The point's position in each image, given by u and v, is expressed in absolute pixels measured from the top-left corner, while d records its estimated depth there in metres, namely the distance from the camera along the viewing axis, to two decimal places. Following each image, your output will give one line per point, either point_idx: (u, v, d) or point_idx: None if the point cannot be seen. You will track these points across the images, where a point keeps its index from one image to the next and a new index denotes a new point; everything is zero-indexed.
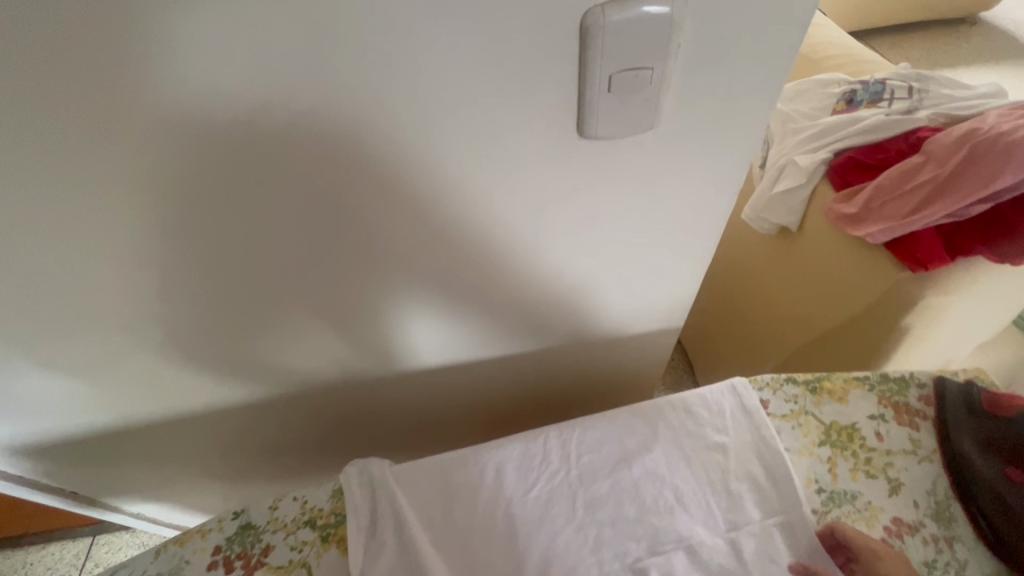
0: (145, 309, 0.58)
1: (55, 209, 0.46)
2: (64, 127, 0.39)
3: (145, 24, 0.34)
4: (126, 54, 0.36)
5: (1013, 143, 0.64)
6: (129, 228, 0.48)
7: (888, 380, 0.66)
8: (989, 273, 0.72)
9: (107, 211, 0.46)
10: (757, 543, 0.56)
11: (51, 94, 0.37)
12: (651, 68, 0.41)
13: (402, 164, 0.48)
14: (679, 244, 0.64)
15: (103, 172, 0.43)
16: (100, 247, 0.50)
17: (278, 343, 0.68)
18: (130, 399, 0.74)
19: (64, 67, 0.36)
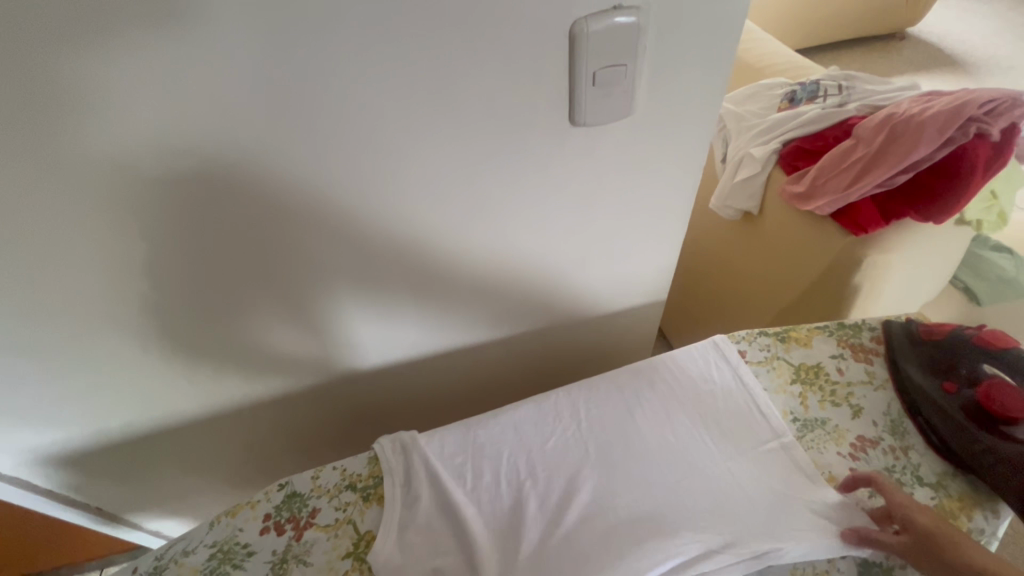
0: (197, 298, 0.66)
1: (134, 203, 0.54)
2: (153, 127, 0.48)
3: (233, 39, 0.44)
4: (214, 63, 0.45)
5: (922, 123, 0.78)
6: (195, 218, 0.57)
7: (844, 327, 0.77)
8: (919, 231, 0.85)
9: (178, 203, 0.55)
10: (746, 467, 0.65)
11: (149, 97, 0.46)
12: (624, 64, 0.53)
13: (427, 154, 0.57)
14: (657, 222, 0.75)
15: (178, 166, 0.52)
16: (166, 237, 0.58)
17: (311, 333, 0.75)
18: (166, 396, 0.80)
19: (164, 74, 0.45)
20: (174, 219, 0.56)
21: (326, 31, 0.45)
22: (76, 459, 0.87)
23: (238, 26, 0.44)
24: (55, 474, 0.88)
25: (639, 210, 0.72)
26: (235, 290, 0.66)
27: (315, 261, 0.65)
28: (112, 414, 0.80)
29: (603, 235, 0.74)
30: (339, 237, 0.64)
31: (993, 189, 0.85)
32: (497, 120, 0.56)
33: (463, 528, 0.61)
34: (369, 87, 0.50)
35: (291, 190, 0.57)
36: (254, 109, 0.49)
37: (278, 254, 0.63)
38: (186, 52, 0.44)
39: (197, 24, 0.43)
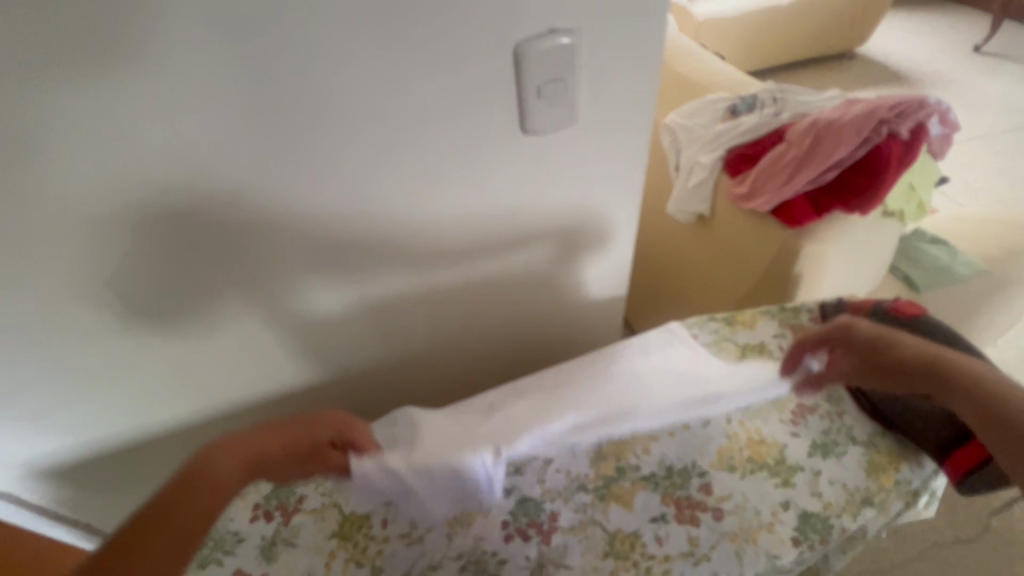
0: (186, 307, 0.70)
1: (128, 217, 0.59)
2: (150, 145, 0.54)
3: (223, 65, 0.51)
4: (206, 88, 0.52)
5: (840, 127, 0.88)
6: (185, 231, 0.62)
7: (785, 310, 0.84)
8: (850, 223, 0.94)
9: (170, 218, 0.60)
10: (697, 435, 0.71)
11: (147, 119, 0.52)
12: (563, 78, 0.61)
13: (395, 163, 0.64)
14: (609, 220, 0.83)
15: (172, 181, 0.57)
16: (162, 249, 0.63)
17: (295, 335, 0.80)
18: (156, 403, 0.83)
19: (162, 97, 0.51)
20: (169, 231, 0.62)
21: (304, 57, 0.53)
22: (66, 472, 0.89)
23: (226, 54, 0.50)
24: (44, 486, 0.90)
25: (591, 210, 0.80)
26: (224, 297, 0.71)
27: (299, 266, 0.71)
28: (103, 424, 0.83)
29: (559, 236, 0.82)
30: (319, 242, 0.69)
31: (909, 183, 0.96)
32: (457, 132, 0.64)
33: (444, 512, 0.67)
34: (343, 104, 0.57)
35: (275, 200, 0.63)
36: (241, 126, 0.56)
37: (260, 263, 0.69)
38: (181, 78, 0.51)
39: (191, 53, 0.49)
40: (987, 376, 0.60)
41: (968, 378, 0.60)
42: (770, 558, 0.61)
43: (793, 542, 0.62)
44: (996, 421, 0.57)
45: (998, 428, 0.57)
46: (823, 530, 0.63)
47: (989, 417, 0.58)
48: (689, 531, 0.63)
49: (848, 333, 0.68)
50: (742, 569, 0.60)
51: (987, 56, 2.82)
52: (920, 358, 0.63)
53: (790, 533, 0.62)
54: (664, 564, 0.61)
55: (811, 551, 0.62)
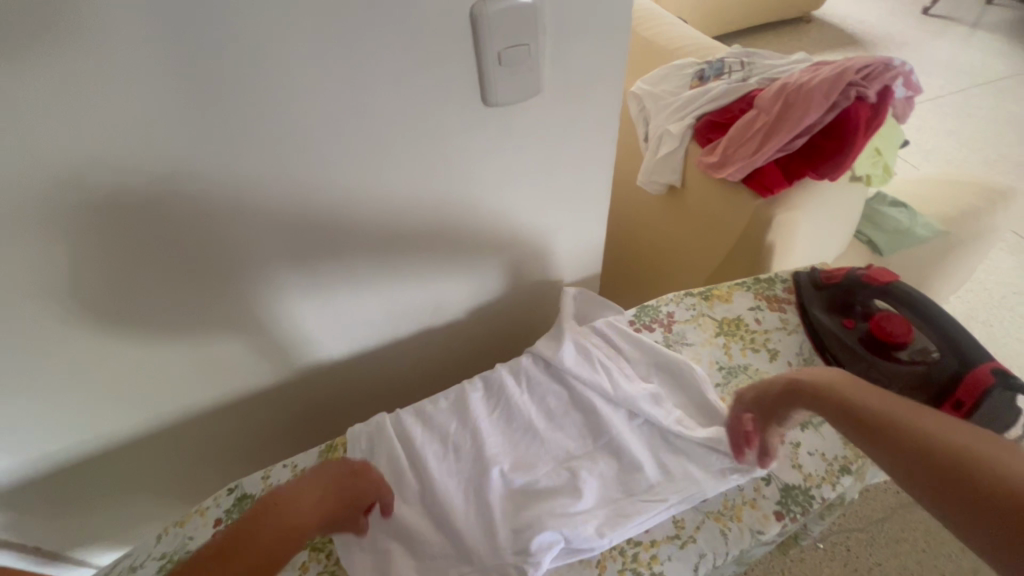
0: (123, 322, 0.61)
1: (29, 228, 0.50)
2: (64, 134, 0.46)
3: (148, 46, 0.44)
4: (130, 69, 0.44)
5: (810, 91, 0.86)
6: (96, 238, 0.53)
7: (759, 281, 0.83)
8: (819, 189, 0.93)
9: (79, 225, 0.51)
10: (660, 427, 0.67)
11: (60, 108, 0.44)
12: (527, 44, 0.56)
13: (350, 149, 0.57)
14: (584, 197, 0.78)
15: (94, 175, 0.49)
16: (79, 264, 0.54)
17: (234, 344, 0.70)
18: (97, 442, 0.72)
19: (76, 84, 0.44)
20: (85, 242, 0.53)
21: (238, 31, 0.45)
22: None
23: (147, 30, 0.43)
24: None
25: (569, 187, 0.75)
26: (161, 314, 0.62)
27: (245, 267, 0.62)
28: (34, 474, 0.70)
29: (536, 196, 0.73)
30: (275, 245, 0.62)
31: (877, 146, 0.95)
32: (419, 113, 0.58)
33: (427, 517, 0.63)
34: (284, 85, 0.50)
35: (225, 193, 0.55)
36: (171, 115, 0.48)
37: (214, 253, 0.60)
38: (98, 65, 0.43)
39: (109, 29, 0.42)
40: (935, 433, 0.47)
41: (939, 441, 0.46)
42: (755, 534, 0.61)
43: (775, 516, 0.62)
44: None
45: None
46: (805, 501, 0.63)
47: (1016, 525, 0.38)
48: (674, 513, 0.63)
49: (820, 393, 0.58)
50: (728, 548, 0.60)
51: (936, 19, 2.87)
52: (878, 419, 0.51)
53: (773, 508, 0.62)
54: (651, 549, 0.60)
55: (793, 523, 0.62)
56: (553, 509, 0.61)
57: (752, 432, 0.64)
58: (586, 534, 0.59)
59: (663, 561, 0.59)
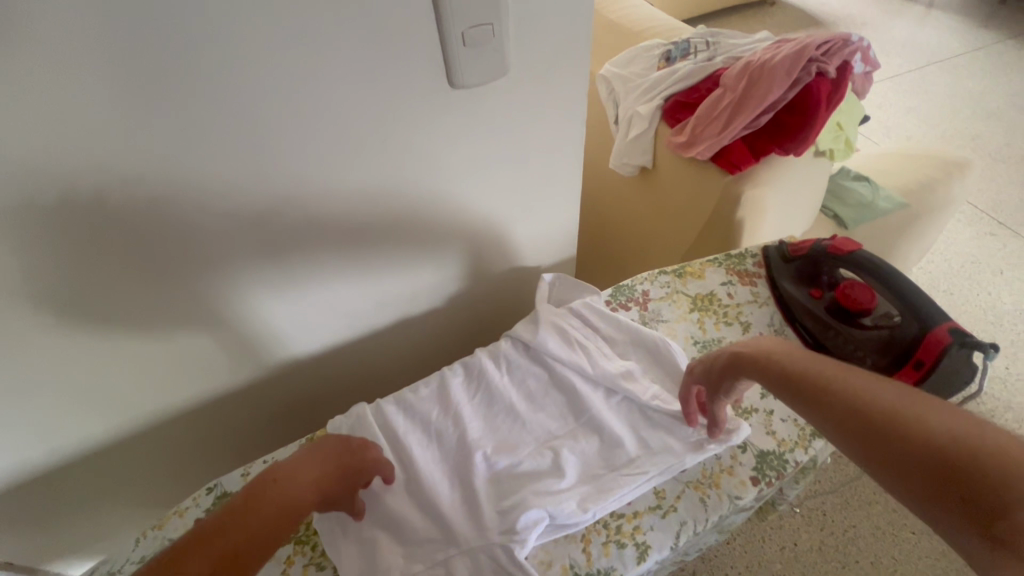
0: (85, 324, 0.58)
1: None
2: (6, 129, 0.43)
3: (94, 36, 0.42)
4: (75, 61, 0.42)
5: (773, 68, 0.88)
6: (51, 238, 0.51)
7: (730, 257, 0.85)
8: (785, 165, 0.95)
9: (33, 225, 0.49)
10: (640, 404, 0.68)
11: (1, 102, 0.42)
12: (491, 23, 0.55)
13: (315, 136, 0.56)
14: (555, 180, 0.77)
15: (44, 171, 0.46)
16: (35, 266, 0.52)
17: (206, 343, 0.68)
18: (66, 451, 0.69)
19: (17, 75, 0.41)
20: (39, 244, 0.50)
21: (190, 16, 0.44)
22: None
23: (91, 16, 0.41)
24: None
25: (539, 171, 0.75)
26: (126, 314, 0.60)
27: (213, 263, 0.61)
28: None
29: (508, 180, 0.73)
30: (243, 238, 0.60)
31: (838, 121, 0.98)
32: (384, 97, 0.57)
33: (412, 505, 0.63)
34: (241, 71, 0.48)
35: (186, 186, 0.53)
36: (123, 108, 0.46)
37: (177, 249, 0.58)
38: (38, 54, 0.41)
39: (53, 18, 0.40)
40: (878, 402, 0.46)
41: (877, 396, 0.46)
42: (732, 500, 0.62)
43: (752, 481, 0.64)
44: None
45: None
46: (779, 465, 0.65)
47: (940, 477, 0.39)
48: (655, 484, 0.64)
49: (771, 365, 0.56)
50: (707, 514, 0.62)
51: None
52: (817, 382, 0.51)
53: (749, 473, 0.64)
54: (633, 520, 0.62)
55: (768, 487, 0.64)
56: (536, 489, 0.62)
57: (706, 404, 0.65)
58: (570, 510, 0.60)
59: (646, 531, 0.61)
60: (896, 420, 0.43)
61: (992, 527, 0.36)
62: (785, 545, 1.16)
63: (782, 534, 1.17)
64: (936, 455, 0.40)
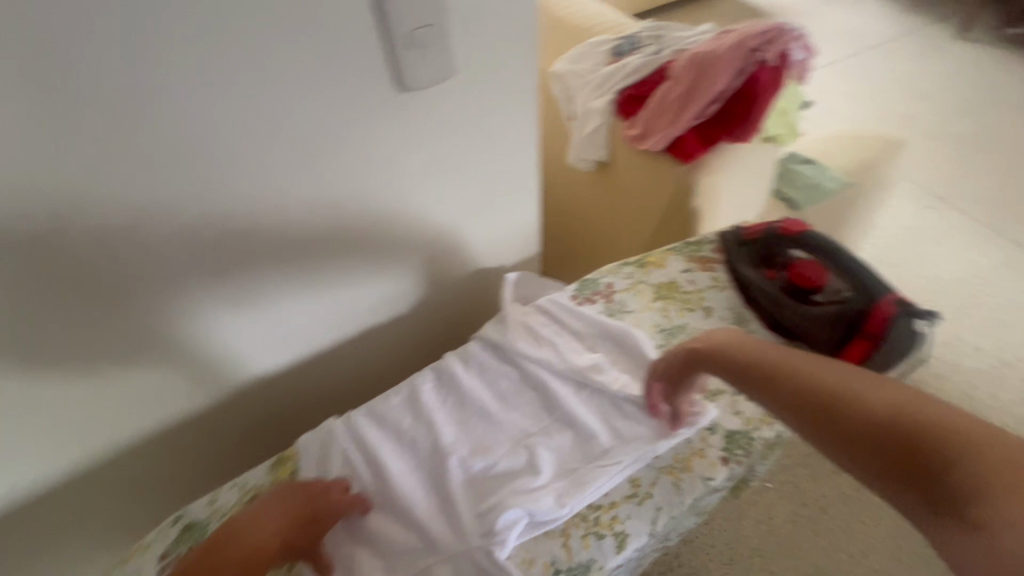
0: (24, 357, 0.55)
1: None
2: None
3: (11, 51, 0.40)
4: None
5: (717, 59, 0.90)
6: None
7: (689, 244, 0.87)
8: (735, 152, 0.98)
9: None
10: (610, 395, 0.69)
11: None
12: (434, 24, 0.55)
13: (261, 146, 0.55)
14: (514, 177, 0.77)
15: None
16: None
17: (160, 369, 0.65)
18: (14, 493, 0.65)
19: None
20: None
21: None
22: None
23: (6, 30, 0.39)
24: None
25: (497, 170, 0.75)
26: (70, 345, 0.57)
27: (162, 285, 0.58)
28: None
29: (465, 183, 0.73)
30: (193, 257, 0.58)
31: (780, 108, 1.02)
32: (331, 103, 0.56)
33: (389, 517, 0.62)
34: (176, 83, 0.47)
35: (127, 204, 0.51)
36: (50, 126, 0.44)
37: (120, 273, 0.55)
38: None
39: None
40: (828, 383, 0.49)
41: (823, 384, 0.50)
42: (704, 482, 0.64)
43: (722, 461, 0.65)
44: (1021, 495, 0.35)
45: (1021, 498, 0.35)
46: (747, 443, 0.67)
47: (888, 451, 0.42)
48: (629, 473, 0.65)
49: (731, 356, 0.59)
50: (681, 498, 0.63)
51: None
52: (770, 370, 0.54)
53: (719, 454, 0.66)
54: (611, 511, 0.62)
55: (738, 466, 0.65)
56: (514, 489, 0.62)
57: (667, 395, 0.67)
58: (548, 506, 0.60)
59: (624, 520, 0.62)
60: (842, 400, 0.47)
61: (939, 499, 0.38)
62: (760, 520, 1.20)
63: (757, 510, 1.21)
64: (882, 430, 0.43)
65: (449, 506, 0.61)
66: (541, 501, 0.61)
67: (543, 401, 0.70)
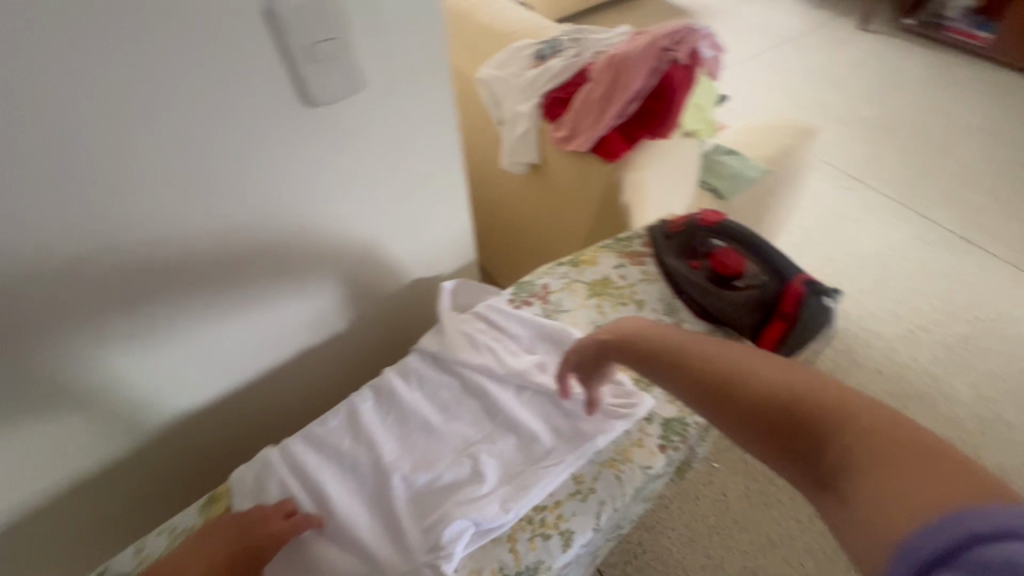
0: None
1: None
2: None
3: None
4: None
5: (632, 59, 0.93)
6: None
7: (619, 240, 0.89)
8: (658, 148, 1.01)
9: None
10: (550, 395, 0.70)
11: None
12: (335, 38, 0.54)
13: (160, 169, 0.53)
14: (440, 186, 0.77)
15: None
16: None
17: (70, 411, 0.61)
18: None
19: None
20: None
21: None
22: None
23: None
24: None
25: (420, 180, 0.74)
26: None
27: (62, 322, 0.55)
28: None
29: (388, 193, 0.72)
30: (95, 289, 0.55)
31: (697, 103, 1.06)
32: (232, 123, 0.54)
33: (331, 543, 0.60)
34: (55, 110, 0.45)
35: (12, 242, 0.48)
36: None
37: (10, 320, 0.52)
38: None
39: None
40: (726, 368, 0.50)
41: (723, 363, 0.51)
42: (644, 471, 0.66)
43: (660, 449, 0.67)
44: (877, 459, 0.37)
45: (876, 463, 0.36)
46: (682, 429, 0.69)
47: (778, 431, 0.43)
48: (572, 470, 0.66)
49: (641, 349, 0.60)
50: (623, 489, 0.64)
51: None
52: (677, 359, 0.55)
53: (657, 443, 0.68)
54: (555, 510, 0.63)
55: (676, 452, 0.68)
56: (459, 500, 0.61)
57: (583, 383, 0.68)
58: (493, 513, 0.60)
59: (569, 518, 0.62)
60: (735, 385, 0.48)
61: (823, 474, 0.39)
62: (712, 497, 1.25)
63: (711, 489, 1.26)
64: (771, 409, 0.44)
65: (392, 525, 0.60)
66: (489, 511, 0.60)
67: (484, 407, 0.70)
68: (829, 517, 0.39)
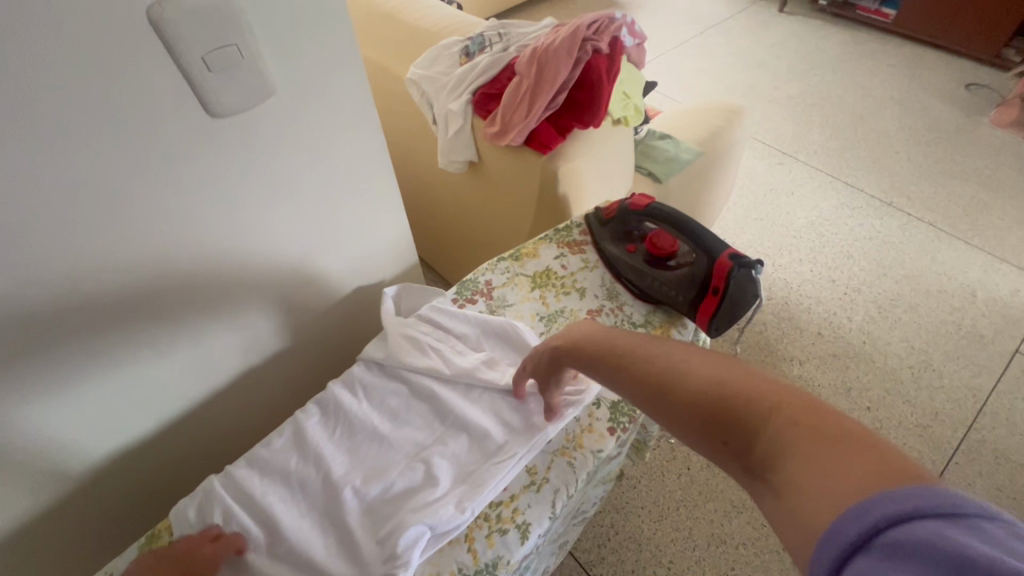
0: None
1: None
2: None
3: None
4: None
5: (556, 52, 0.94)
6: None
7: (559, 231, 0.90)
8: (590, 137, 1.03)
9: None
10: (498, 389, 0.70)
11: None
12: (235, 45, 0.51)
13: (55, 203, 0.48)
14: (368, 190, 0.76)
15: None
16: None
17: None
18: None
19: None
20: None
21: None
22: None
23: None
24: None
25: (347, 185, 0.72)
26: None
27: None
28: None
29: (314, 201, 0.70)
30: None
31: (623, 92, 1.08)
32: (130, 143, 0.50)
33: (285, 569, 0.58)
34: None
35: None
36: None
37: None
38: None
39: None
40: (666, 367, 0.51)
41: (663, 363, 0.52)
42: (596, 455, 0.67)
43: (609, 432, 0.69)
44: (801, 446, 0.38)
45: (799, 448, 0.37)
46: (630, 410, 0.71)
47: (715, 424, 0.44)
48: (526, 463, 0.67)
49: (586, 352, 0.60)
50: (576, 475, 0.65)
51: None
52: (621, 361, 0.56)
53: (606, 425, 0.69)
54: (512, 505, 0.63)
55: (624, 432, 0.69)
56: (414, 506, 0.60)
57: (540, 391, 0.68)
58: (449, 515, 0.59)
59: (525, 511, 0.63)
60: (675, 383, 0.49)
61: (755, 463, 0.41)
62: (674, 472, 1.28)
63: (672, 464, 1.30)
64: (707, 405, 0.45)
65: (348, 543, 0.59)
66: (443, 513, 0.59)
67: (433, 409, 0.69)
68: (761, 505, 0.40)
